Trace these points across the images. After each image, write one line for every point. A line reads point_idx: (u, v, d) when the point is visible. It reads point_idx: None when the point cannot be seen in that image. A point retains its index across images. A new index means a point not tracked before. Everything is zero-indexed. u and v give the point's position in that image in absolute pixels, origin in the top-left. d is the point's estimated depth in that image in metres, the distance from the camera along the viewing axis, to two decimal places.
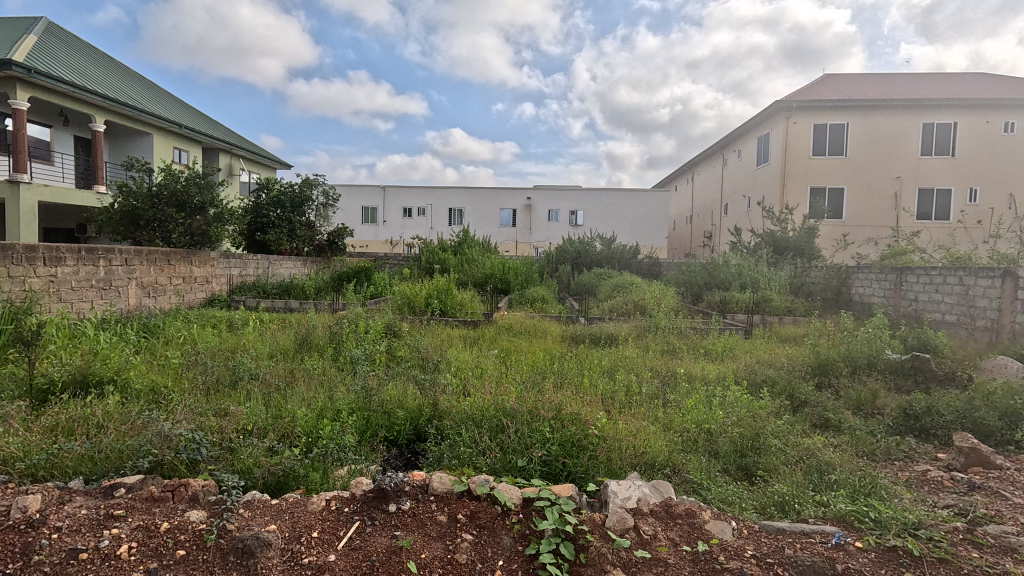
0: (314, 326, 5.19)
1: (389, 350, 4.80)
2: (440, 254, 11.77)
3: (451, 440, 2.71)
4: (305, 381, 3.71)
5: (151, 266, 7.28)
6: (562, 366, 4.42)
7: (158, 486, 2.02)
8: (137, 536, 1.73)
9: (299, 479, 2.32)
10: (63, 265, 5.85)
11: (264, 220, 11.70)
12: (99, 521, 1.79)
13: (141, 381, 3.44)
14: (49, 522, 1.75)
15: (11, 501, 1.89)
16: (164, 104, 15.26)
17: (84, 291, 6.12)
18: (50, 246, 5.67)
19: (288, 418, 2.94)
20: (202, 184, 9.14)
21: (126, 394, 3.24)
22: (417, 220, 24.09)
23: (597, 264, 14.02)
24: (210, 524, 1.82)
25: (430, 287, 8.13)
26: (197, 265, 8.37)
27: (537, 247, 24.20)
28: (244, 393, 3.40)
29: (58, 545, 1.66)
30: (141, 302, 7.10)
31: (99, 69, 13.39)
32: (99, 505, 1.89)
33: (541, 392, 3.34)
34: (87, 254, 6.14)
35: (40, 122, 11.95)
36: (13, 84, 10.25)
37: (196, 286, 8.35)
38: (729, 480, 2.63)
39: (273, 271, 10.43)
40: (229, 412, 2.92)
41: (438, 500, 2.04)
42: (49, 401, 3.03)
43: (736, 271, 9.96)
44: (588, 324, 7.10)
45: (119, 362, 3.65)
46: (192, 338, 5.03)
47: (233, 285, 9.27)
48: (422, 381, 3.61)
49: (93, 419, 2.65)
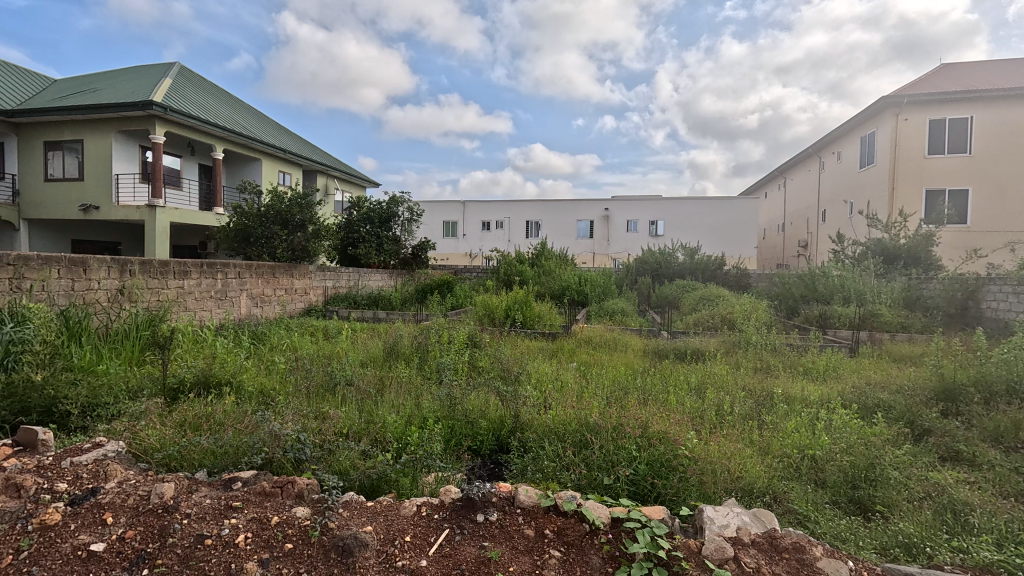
0: (401, 336, 5.43)
1: (471, 359, 4.91)
2: (518, 267, 11.93)
3: (534, 453, 2.71)
4: (393, 388, 3.87)
5: (259, 279, 8.01)
6: (645, 381, 4.27)
7: (270, 482, 2.19)
8: (252, 527, 1.88)
9: (391, 483, 2.40)
10: (189, 278, 6.61)
11: (355, 236, 12.54)
12: (220, 510, 1.97)
13: (252, 384, 3.76)
14: (180, 509, 1.94)
15: (151, 486, 2.11)
16: (271, 132, 16.80)
17: (205, 301, 6.87)
18: (179, 262, 6.45)
19: (380, 423, 3.08)
20: (303, 203, 9.93)
21: (240, 396, 3.56)
22: (495, 232, 24.72)
23: (679, 276, 13.46)
24: (314, 521, 1.93)
25: (510, 299, 8.22)
26: (298, 277, 9.07)
27: (615, 258, 23.73)
28: (341, 398, 3.62)
29: (189, 530, 1.84)
30: (250, 311, 7.83)
31: (219, 104, 15.06)
32: (221, 496, 2.08)
33: (624, 407, 3.25)
34: (208, 269, 6.90)
35: (173, 153, 13.60)
36: (153, 122, 11.79)
37: (297, 297, 9.05)
38: (841, 514, 2.38)
39: (363, 283, 11.08)
40: (329, 415, 3.12)
41: (525, 513, 2.03)
42: (179, 398, 3.43)
43: (838, 283, 9.14)
44: (671, 338, 6.85)
45: (234, 366, 4.04)
46: (294, 345, 5.47)
47: (328, 296, 9.95)
48: (503, 392, 3.63)
49: (214, 416, 2.92)
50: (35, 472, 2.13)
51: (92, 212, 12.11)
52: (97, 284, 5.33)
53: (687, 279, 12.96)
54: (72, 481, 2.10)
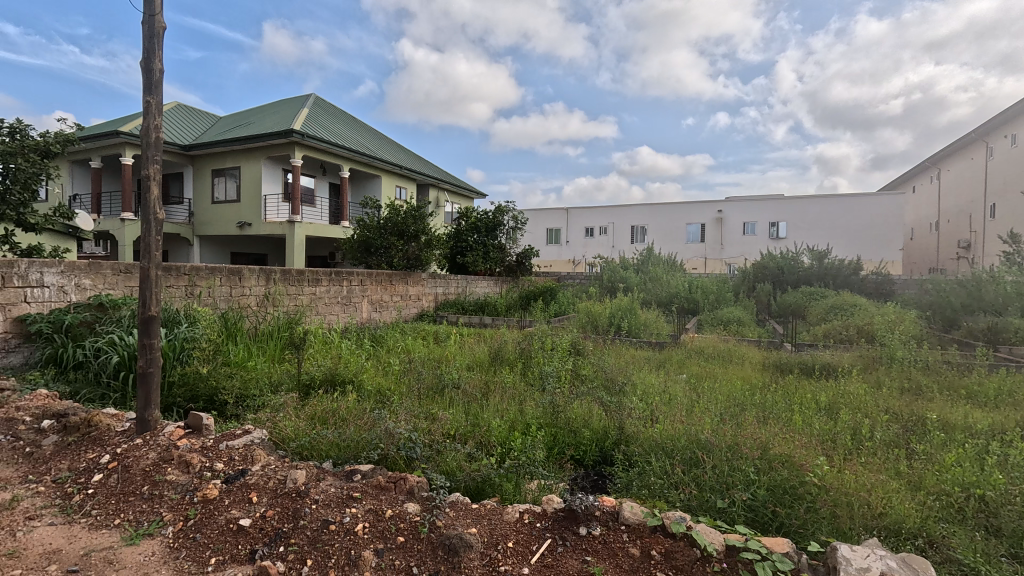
0: (505, 342, 5.57)
1: (575, 367, 4.87)
2: (622, 273, 11.65)
3: (639, 468, 2.60)
4: (498, 393, 3.96)
5: (378, 286, 8.70)
6: (765, 397, 3.92)
7: (385, 476, 2.34)
8: (369, 517, 2.01)
9: (495, 487, 2.45)
10: (320, 285, 7.38)
11: (464, 245, 12.95)
12: (343, 499, 2.13)
13: (371, 383, 4.07)
14: (310, 494, 2.13)
15: (286, 471, 2.35)
16: (390, 150, 18.22)
17: (333, 306, 7.62)
18: (313, 271, 7.22)
19: (485, 426, 3.17)
20: (417, 215, 10.62)
21: (360, 394, 3.88)
22: (598, 239, 24.41)
23: (805, 282, 12.21)
24: (423, 517, 2.03)
25: (614, 307, 8.05)
26: (412, 284, 9.69)
27: (729, 264, 22.18)
28: (449, 400, 3.78)
29: (316, 514, 2.01)
30: (371, 316, 8.53)
31: (346, 128, 16.67)
32: (343, 485, 2.25)
33: (740, 425, 3.01)
34: (336, 277, 7.65)
35: (308, 174, 15.30)
36: (293, 147, 13.37)
37: (411, 302, 9.67)
38: (1022, 571, 1.97)
39: (470, 290, 11.54)
40: (438, 416, 3.27)
41: (630, 531, 1.95)
42: (311, 393, 3.82)
43: (1013, 291, 7.67)
44: (795, 350, 6.23)
45: (356, 366, 4.42)
46: (408, 348, 5.85)
47: (438, 302, 10.51)
48: (607, 403, 3.54)
49: (339, 412, 3.20)
50: (199, 451, 2.47)
51: (246, 228, 14.01)
52: (249, 290, 6.16)
53: (815, 286, 11.71)
54: (226, 462, 2.40)
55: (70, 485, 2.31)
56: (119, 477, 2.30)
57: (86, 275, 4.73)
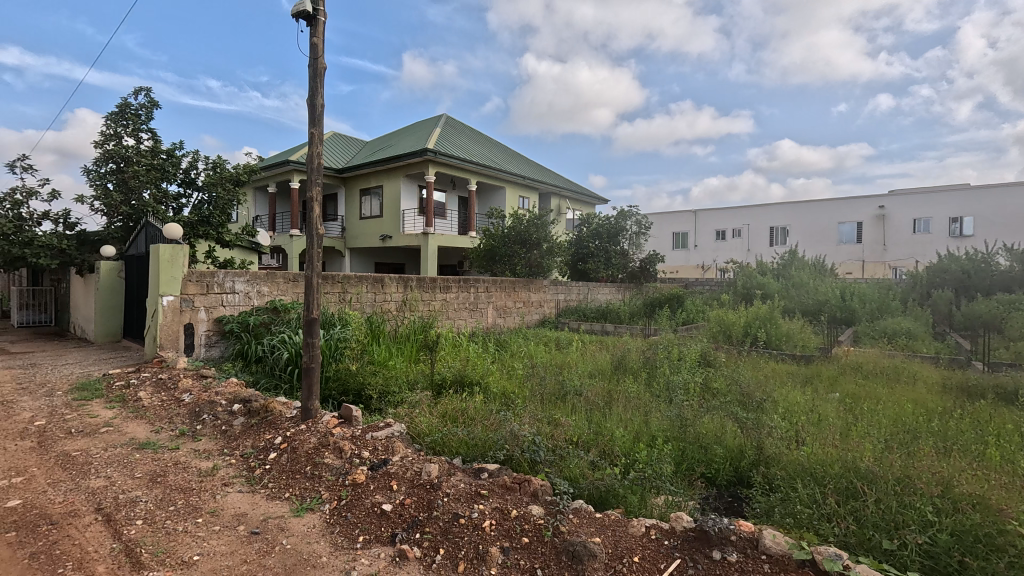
0: (629, 351, 5.41)
1: (706, 379, 4.55)
2: (759, 279, 10.66)
3: (783, 494, 2.35)
4: (621, 402, 3.87)
5: (503, 292, 9.02)
6: (946, 425, 3.30)
7: (510, 477, 2.41)
8: (496, 515, 2.09)
9: (619, 498, 2.39)
10: (450, 291, 7.86)
11: (585, 251, 12.89)
12: (471, 495, 2.24)
13: (496, 386, 4.22)
14: (442, 487, 2.27)
15: (421, 464, 2.53)
16: (513, 161, 18.84)
17: (461, 311, 8.08)
18: (443, 278, 7.72)
19: (608, 436, 3.11)
20: (539, 223, 10.79)
21: (487, 395, 4.04)
22: (731, 242, 22.67)
23: (1003, 289, 10.04)
24: (548, 521, 2.05)
25: (750, 315, 7.38)
26: (534, 291, 9.88)
27: (895, 267, 19.12)
28: (571, 406, 3.77)
29: (448, 507, 2.14)
30: (495, 321, 8.87)
31: (473, 143, 17.62)
32: (472, 482, 2.36)
33: (912, 455, 2.57)
34: (464, 284, 8.09)
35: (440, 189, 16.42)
36: (427, 165, 14.48)
37: (533, 308, 9.86)
38: None
39: (592, 296, 11.45)
40: (561, 422, 3.29)
41: (772, 562, 1.78)
42: (443, 393, 4.07)
43: None
44: (990, 371, 5.14)
45: (482, 369, 4.62)
46: (531, 353, 5.97)
47: (560, 308, 10.58)
48: (743, 419, 3.26)
49: (467, 412, 3.37)
50: (350, 439, 2.76)
51: (387, 240, 15.45)
52: (389, 296, 6.79)
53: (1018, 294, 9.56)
54: (371, 450, 2.65)
55: (253, 459, 2.75)
56: (289, 457, 2.69)
57: (265, 283, 5.53)
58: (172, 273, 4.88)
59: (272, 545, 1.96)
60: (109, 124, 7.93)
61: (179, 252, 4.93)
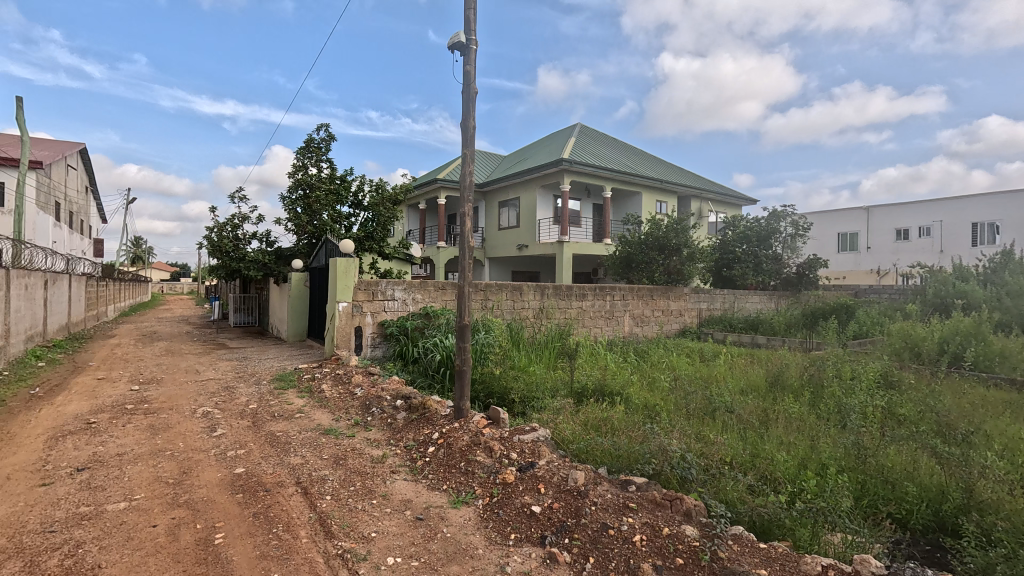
0: (787, 367, 4.89)
1: (889, 404, 3.90)
2: (958, 287, 8.85)
3: (1008, 550, 1.91)
4: (781, 423, 3.50)
5: (640, 300, 8.75)
6: None
7: (660, 492, 2.32)
8: (646, 530, 2.03)
9: (784, 530, 2.15)
10: (586, 299, 7.85)
11: (731, 257, 11.92)
12: (620, 506, 2.20)
13: (638, 398, 4.09)
14: (590, 496, 2.27)
15: (567, 470, 2.54)
16: (649, 165, 18.23)
17: (597, 319, 8.03)
18: (579, 286, 7.75)
19: (768, 459, 2.83)
20: (678, 228, 10.13)
21: (628, 406, 3.93)
22: (917, 242, 19.21)
23: None
24: (703, 544, 1.95)
25: (947, 330, 6.15)
26: (674, 299, 9.42)
27: None
28: (722, 424, 3.51)
29: (596, 516, 2.14)
30: (632, 329, 8.65)
31: (607, 149, 17.43)
32: (619, 494, 2.31)
33: None
34: (599, 291, 8.03)
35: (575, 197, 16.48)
36: (562, 174, 14.70)
37: (673, 318, 9.41)
38: None
39: (739, 305, 10.62)
40: (712, 440, 3.08)
41: None
42: (584, 401, 4.06)
43: None
44: None
45: (621, 379, 4.53)
46: (672, 364, 5.70)
47: (702, 318, 9.95)
48: (944, 455, 2.74)
49: (610, 422, 3.33)
50: (498, 440, 2.90)
51: (524, 249, 15.93)
52: (527, 303, 7.01)
53: None
54: (518, 452, 2.75)
55: (415, 451, 3.04)
56: (445, 451, 2.92)
57: (418, 291, 6.08)
58: (346, 282, 5.64)
59: (434, 532, 2.15)
60: (298, 157, 9.45)
61: (351, 263, 5.68)
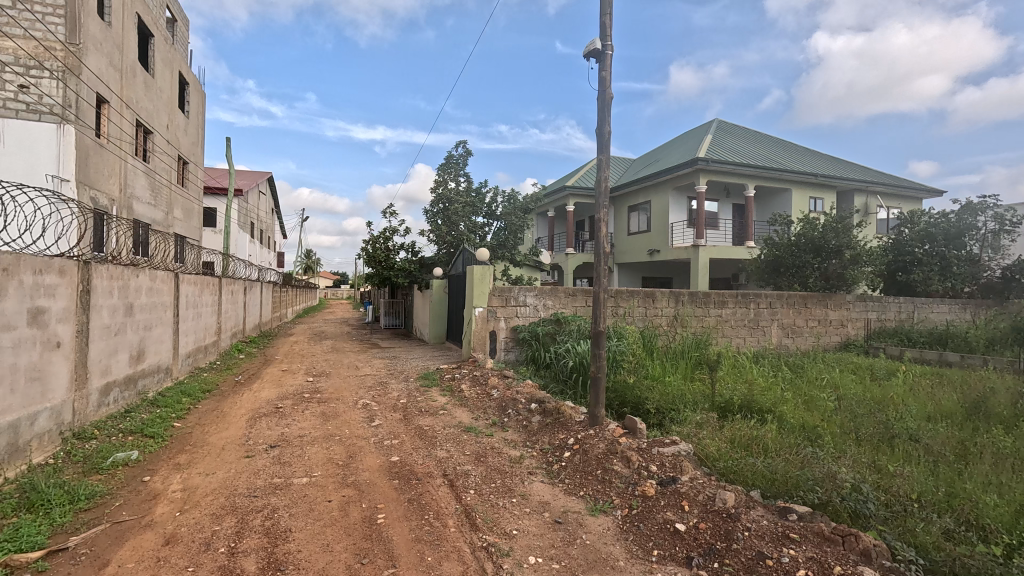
0: (993, 393, 4.03)
1: None
2: None
3: None
4: (988, 459, 2.89)
5: (791, 309, 7.89)
6: None
7: (829, 526, 2.06)
8: (812, 566, 1.83)
9: None
10: (727, 307, 7.30)
11: (908, 259, 10.17)
12: (778, 536, 2.00)
13: (794, 418, 3.68)
14: (742, 520, 2.10)
15: (714, 489, 2.37)
16: (801, 158, 16.38)
17: (740, 329, 7.42)
18: (719, 293, 7.23)
19: (973, 501, 2.36)
20: (840, 227, 8.78)
21: (783, 426, 3.55)
22: None
23: None
24: None
25: None
26: (834, 308, 8.35)
27: None
28: (905, 455, 3.01)
29: (750, 543, 1.97)
30: (782, 341, 7.83)
31: (750, 145, 16.06)
32: (777, 522, 2.10)
33: None
34: (742, 299, 7.41)
35: (712, 198, 15.42)
36: (697, 174, 13.89)
37: (832, 329, 8.34)
38: None
39: (921, 316, 9.11)
40: (893, 473, 2.66)
41: None
42: (729, 416, 3.76)
43: None
44: None
45: (773, 396, 4.12)
46: (835, 382, 5.03)
47: (870, 330, 8.69)
48: None
49: (762, 442, 3.04)
50: (637, 450, 2.82)
51: (655, 254, 15.31)
52: (661, 311, 6.73)
53: None
54: (659, 466, 2.64)
55: (551, 455, 3.09)
56: (582, 457, 2.92)
57: (550, 297, 6.19)
58: (482, 288, 5.95)
59: (573, 537, 2.15)
60: (439, 173, 10.23)
61: (487, 271, 5.98)
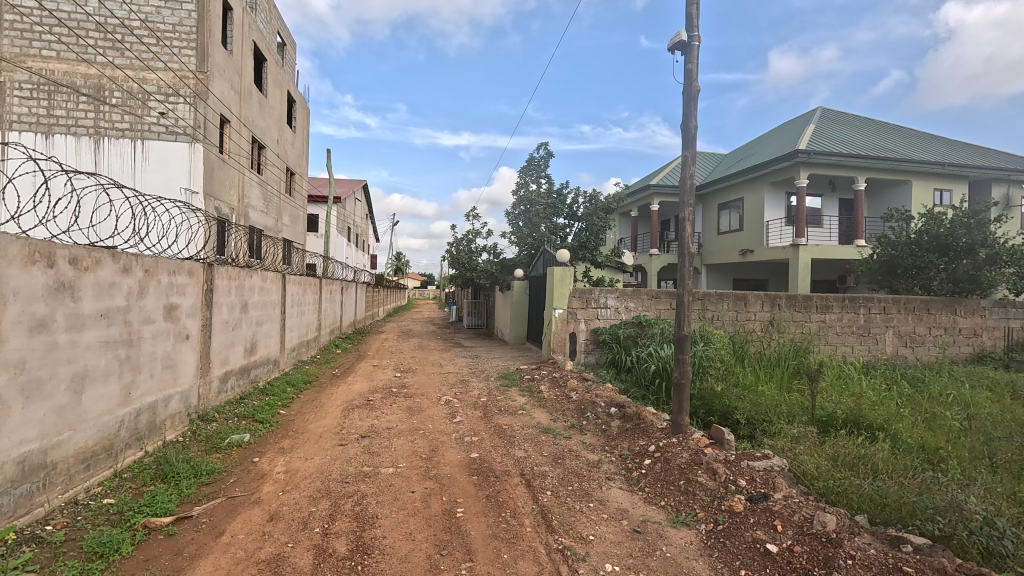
0: None
1: None
2: None
3: None
4: None
5: (910, 315, 7.05)
6: None
7: (952, 562, 1.81)
8: None
9: None
10: (831, 312, 6.68)
11: None
12: (889, 569, 1.80)
13: (911, 437, 3.28)
14: (845, 546, 1.91)
15: (812, 510, 2.18)
16: (924, 146, 14.56)
17: (847, 336, 6.75)
18: (822, 297, 6.62)
19: None
20: (972, 223, 7.60)
21: (897, 446, 3.18)
22: None
23: None
24: None
25: None
26: (964, 314, 7.37)
27: None
28: None
29: None
30: (898, 351, 7.02)
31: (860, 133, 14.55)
32: (887, 552, 1.89)
33: None
34: (850, 303, 6.72)
35: (814, 193, 14.17)
36: (797, 168, 12.86)
37: (962, 339, 7.37)
38: None
39: None
40: None
41: None
42: (831, 432, 3.43)
43: None
44: None
45: (885, 412, 3.70)
46: (964, 400, 4.41)
47: (1010, 340, 7.60)
48: None
49: (871, 462, 2.73)
50: (723, 463, 2.66)
51: (748, 255, 14.37)
52: (754, 315, 6.30)
53: None
54: (749, 481, 2.47)
55: (630, 461, 3.01)
56: (663, 466, 2.81)
57: (632, 299, 6.01)
58: (561, 289, 5.93)
59: (653, 547, 2.08)
60: (520, 175, 10.35)
61: (567, 271, 5.95)
